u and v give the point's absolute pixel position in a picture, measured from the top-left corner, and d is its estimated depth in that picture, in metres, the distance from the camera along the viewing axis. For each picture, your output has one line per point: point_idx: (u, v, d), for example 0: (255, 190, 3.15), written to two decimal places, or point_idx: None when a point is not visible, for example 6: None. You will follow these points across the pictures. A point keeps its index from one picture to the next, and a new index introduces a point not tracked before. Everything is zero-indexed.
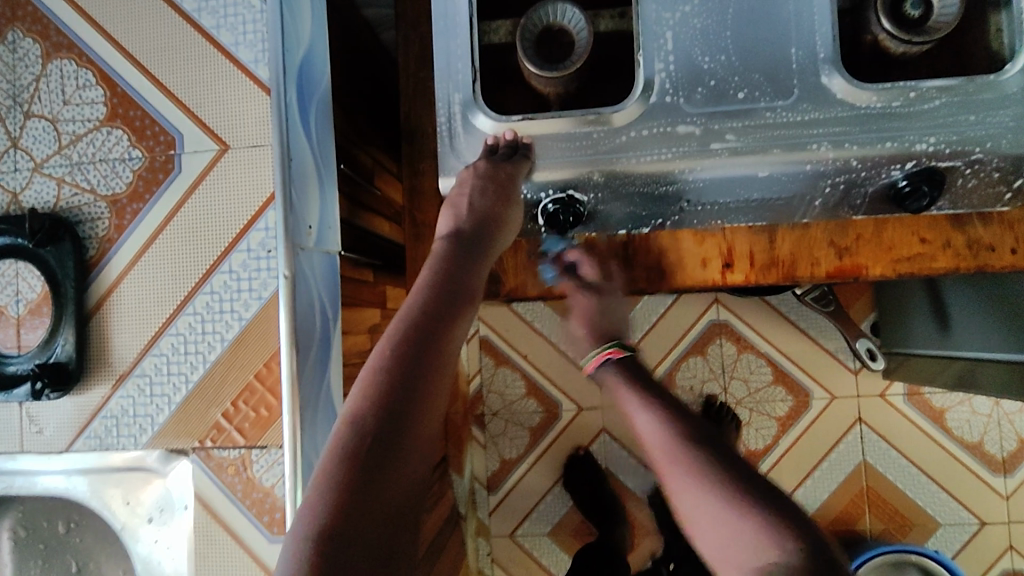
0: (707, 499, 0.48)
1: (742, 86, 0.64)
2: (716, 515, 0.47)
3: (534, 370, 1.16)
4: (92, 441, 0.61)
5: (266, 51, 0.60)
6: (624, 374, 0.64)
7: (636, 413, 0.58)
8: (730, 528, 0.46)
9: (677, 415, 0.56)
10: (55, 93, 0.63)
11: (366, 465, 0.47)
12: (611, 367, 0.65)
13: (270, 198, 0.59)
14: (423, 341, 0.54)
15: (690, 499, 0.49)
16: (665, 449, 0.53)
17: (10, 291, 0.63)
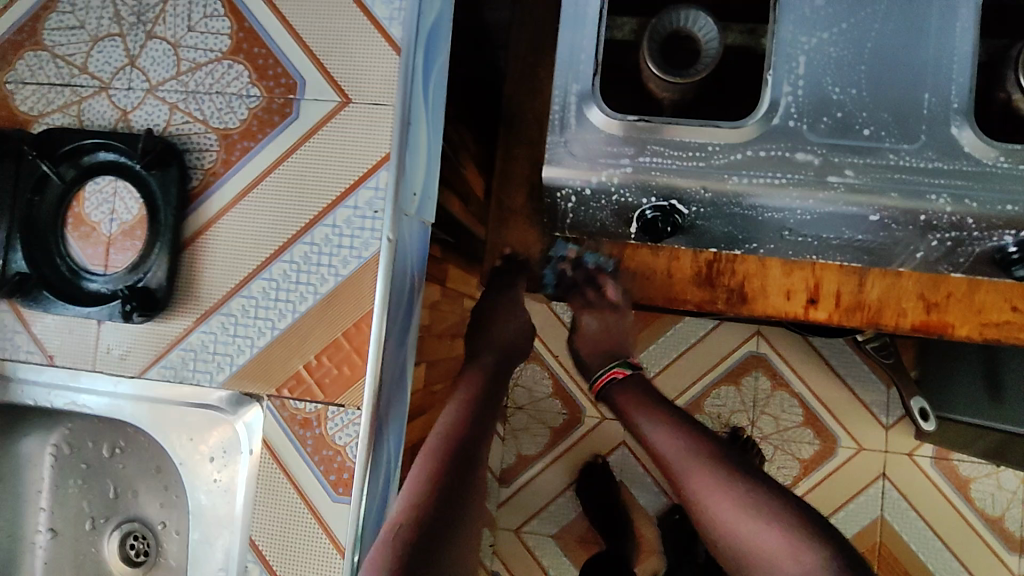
0: (746, 511, 0.63)
1: (869, 123, 0.62)
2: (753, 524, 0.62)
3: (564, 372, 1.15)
4: (167, 370, 0.61)
5: (402, 9, 0.59)
6: (655, 403, 0.74)
7: (678, 451, 0.69)
8: (766, 537, 0.61)
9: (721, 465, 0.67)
10: (180, 18, 0.62)
11: (415, 560, 0.55)
12: (629, 392, 0.76)
13: (385, 158, 0.58)
14: (487, 394, 0.75)
15: (720, 503, 0.64)
16: (715, 489, 0.65)
17: (106, 210, 0.63)
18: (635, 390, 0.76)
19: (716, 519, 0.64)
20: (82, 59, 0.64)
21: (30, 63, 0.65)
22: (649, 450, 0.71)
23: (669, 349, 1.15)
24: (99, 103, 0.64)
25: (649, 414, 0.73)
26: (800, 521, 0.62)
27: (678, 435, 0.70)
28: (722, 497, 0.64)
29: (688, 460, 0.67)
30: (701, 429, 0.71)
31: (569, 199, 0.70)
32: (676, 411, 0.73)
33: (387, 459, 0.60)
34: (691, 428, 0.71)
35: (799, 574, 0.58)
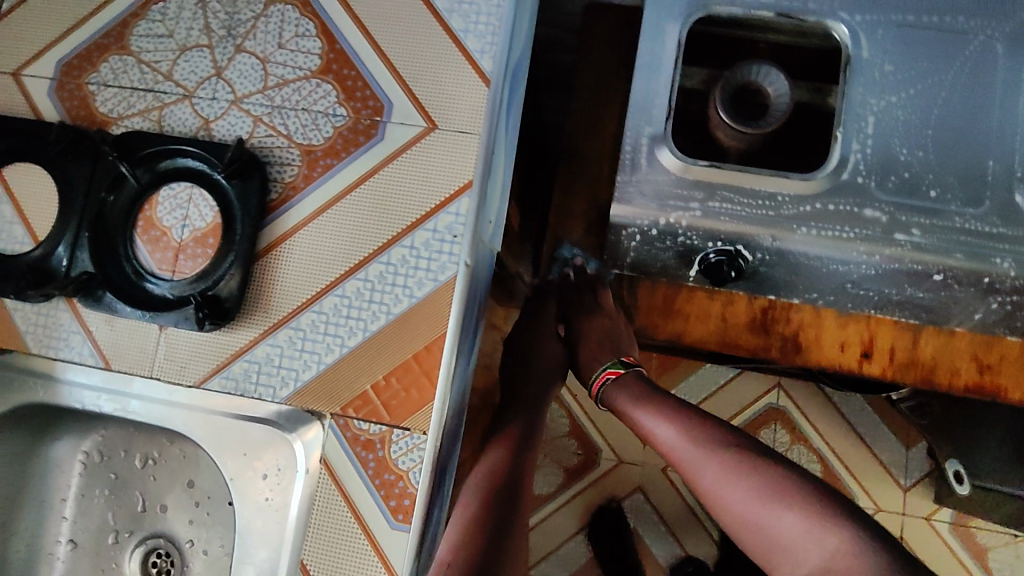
0: (744, 490, 0.58)
1: (935, 185, 0.64)
2: (749, 502, 0.58)
3: (583, 412, 1.14)
4: (228, 382, 0.60)
5: (495, 44, 0.61)
6: (650, 392, 0.70)
7: (663, 435, 0.65)
8: (774, 519, 0.56)
9: (717, 430, 0.63)
10: (271, 34, 0.64)
11: None
12: (623, 390, 0.72)
13: (467, 185, 0.59)
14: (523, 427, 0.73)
15: (725, 484, 0.59)
16: (715, 475, 0.60)
17: (179, 215, 0.62)
18: (630, 383, 0.73)
19: (725, 504, 0.59)
20: (167, 66, 0.65)
21: (113, 66, 0.66)
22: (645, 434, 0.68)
23: (692, 394, 1.14)
24: (181, 111, 0.64)
25: (643, 405, 0.68)
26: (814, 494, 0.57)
27: (671, 424, 0.65)
28: (721, 479, 0.59)
29: (680, 448, 0.63)
30: (695, 410, 0.66)
31: (632, 237, 0.71)
32: (672, 396, 0.69)
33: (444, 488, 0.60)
34: (686, 413, 0.66)
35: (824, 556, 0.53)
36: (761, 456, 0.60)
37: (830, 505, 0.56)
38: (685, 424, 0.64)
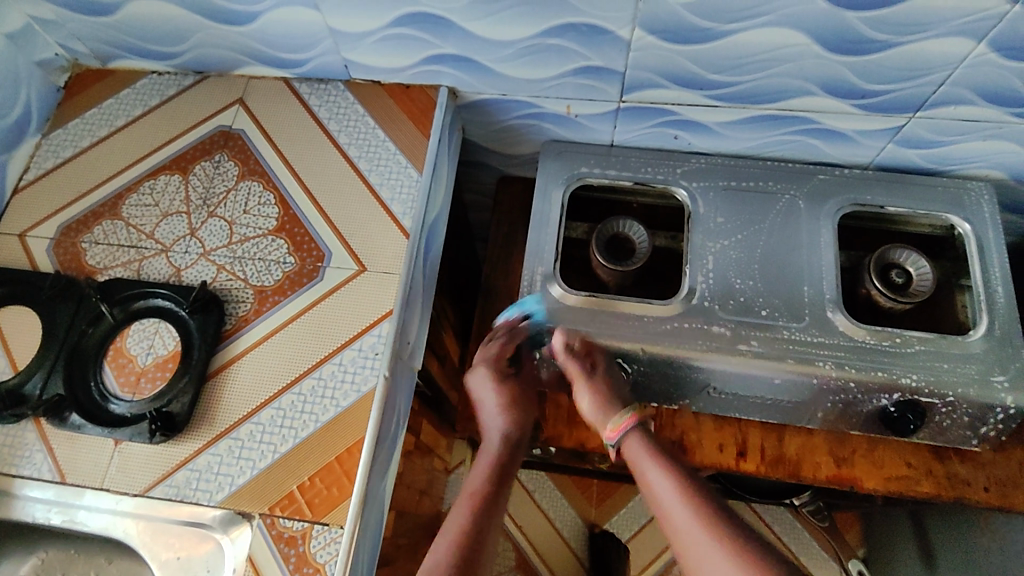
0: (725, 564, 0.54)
1: (765, 306, 0.80)
2: None
3: (528, 545, 1.35)
4: (171, 489, 0.68)
5: (413, 207, 0.79)
6: (666, 456, 0.66)
7: (652, 476, 0.64)
8: None
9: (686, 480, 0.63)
10: (239, 204, 0.81)
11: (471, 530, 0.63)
12: (636, 450, 0.68)
13: (388, 313, 0.73)
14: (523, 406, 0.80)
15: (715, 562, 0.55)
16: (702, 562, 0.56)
17: (145, 344, 0.74)
18: (643, 444, 0.69)
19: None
20: (150, 227, 0.81)
21: (105, 228, 0.81)
22: (651, 498, 0.63)
23: (628, 524, 1.38)
24: (157, 262, 0.78)
25: (654, 459, 0.66)
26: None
27: (689, 528, 0.58)
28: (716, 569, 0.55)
29: (705, 557, 0.56)
30: (709, 495, 0.61)
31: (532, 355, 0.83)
32: (692, 474, 0.64)
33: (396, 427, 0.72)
34: (695, 481, 0.63)
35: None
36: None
37: None
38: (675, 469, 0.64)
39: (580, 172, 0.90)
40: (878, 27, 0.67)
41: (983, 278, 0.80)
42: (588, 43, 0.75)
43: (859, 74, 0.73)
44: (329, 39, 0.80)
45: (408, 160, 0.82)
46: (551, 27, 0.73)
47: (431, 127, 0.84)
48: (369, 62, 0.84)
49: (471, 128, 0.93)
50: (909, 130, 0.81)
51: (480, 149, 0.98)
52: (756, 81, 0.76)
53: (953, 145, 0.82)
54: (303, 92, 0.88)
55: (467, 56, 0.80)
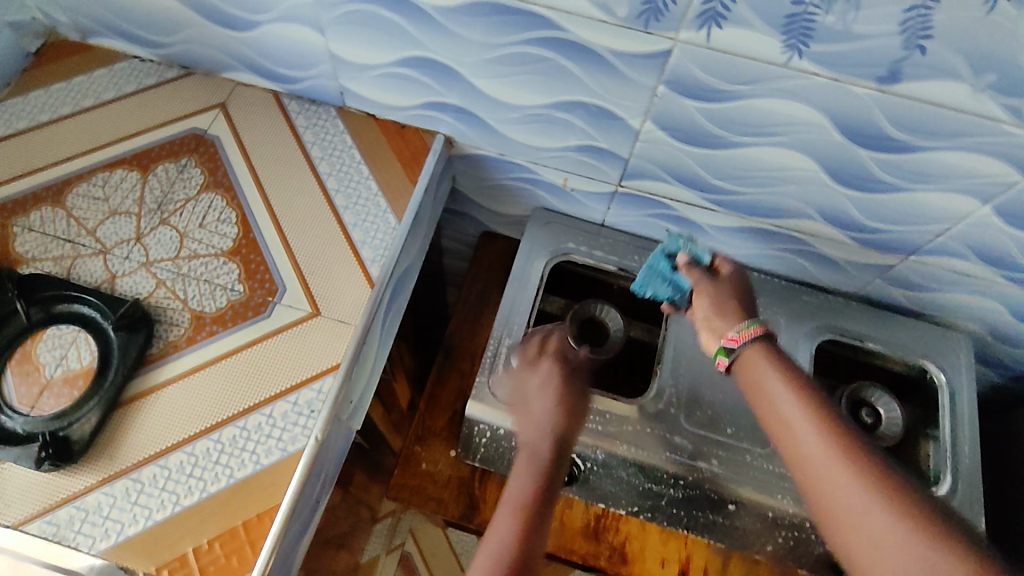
0: (870, 497, 0.46)
1: (732, 424, 0.76)
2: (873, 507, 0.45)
3: None
4: (48, 527, 0.59)
5: (384, 255, 0.73)
6: (796, 377, 0.55)
7: (779, 397, 0.54)
8: (889, 521, 0.44)
9: (823, 408, 0.53)
10: (196, 216, 0.75)
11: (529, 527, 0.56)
12: (755, 365, 0.57)
13: (334, 366, 0.67)
14: (576, 409, 0.69)
15: (843, 481, 0.48)
16: (834, 483, 0.48)
17: (57, 354, 0.66)
18: (767, 360, 0.57)
19: (852, 525, 0.46)
20: (93, 224, 0.74)
21: (43, 215, 0.74)
22: (777, 416, 0.54)
23: None
24: (92, 263, 0.71)
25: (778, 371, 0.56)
26: (937, 516, 0.44)
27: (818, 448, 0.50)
28: (846, 487, 0.47)
29: (852, 491, 0.47)
30: (852, 430, 0.51)
31: (482, 433, 0.78)
32: (830, 400, 0.53)
33: (324, 483, 0.66)
34: (836, 413, 0.52)
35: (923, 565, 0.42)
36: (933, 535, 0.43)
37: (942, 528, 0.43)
38: (807, 394, 0.54)
39: (565, 247, 0.87)
40: (889, 171, 0.65)
41: (953, 436, 0.78)
42: (595, 124, 0.71)
43: (861, 209, 0.71)
44: (328, 64, 0.76)
45: (389, 204, 0.77)
46: (560, 100, 0.70)
47: (419, 174, 0.79)
48: (367, 94, 0.79)
49: (462, 178, 0.89)
50: (900, 270, 0.80)
51: (467, 201, 0.94)
52: (758, 194, 0.74)
53: (939, 293, 0.81)
54: (292, 110, 0.83)
55: (468, 110, 0.76)
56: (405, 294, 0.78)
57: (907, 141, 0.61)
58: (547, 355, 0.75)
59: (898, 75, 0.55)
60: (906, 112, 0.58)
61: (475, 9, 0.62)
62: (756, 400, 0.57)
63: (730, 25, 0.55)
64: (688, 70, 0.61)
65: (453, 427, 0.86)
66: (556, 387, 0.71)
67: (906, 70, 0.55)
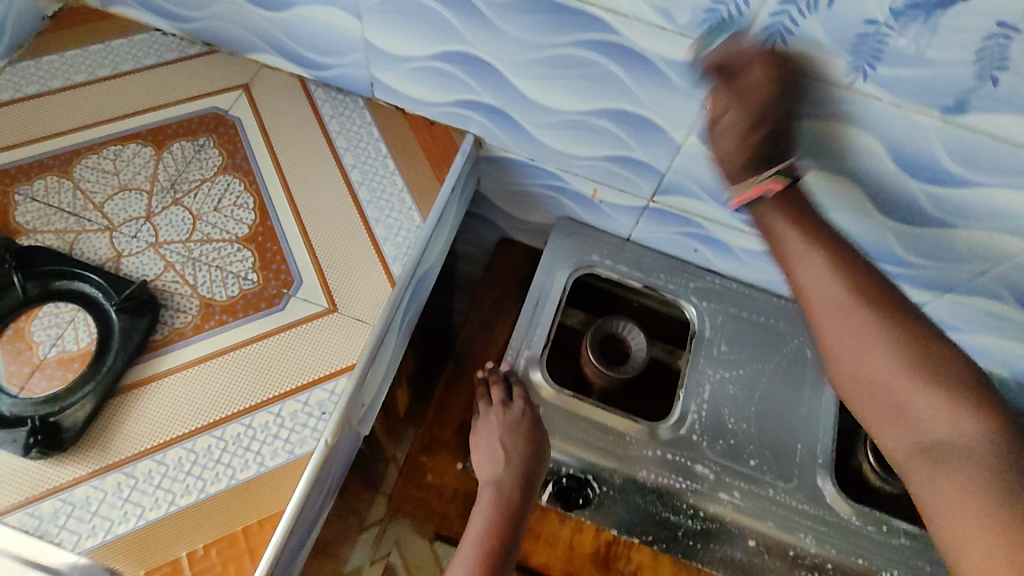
0: (878, 347, 0.54)
1: (755, 455, 0.74)
2: (885, 363, 0.54)
3: None
4: (31, 520, 0.55)
5: (407, 254, 0.70)
6: (808, 224, 0.60)
7: (795, 247, 0.60)
8: (894, 373, 0.53)
9: (831, 250, 0.59)
10: (211, 198, 0.71)
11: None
12: (779, 213, 0.61)
13: (349, 367, 0.63)
14: (535, 455, 0.69)
15: (857, 341, 0.56)
16: (874, 367, 0.55)
17: (53, 333, 0.62)
18: (782, 210, 0.61)
19: (865, 370, 0.55)
20: (101, 198, 0.70)
21: (48, 185, 0.70)
22: (815, 313, 0.59)
23: None
24: (97, 240, 0.67)
25: (807, 255, 0.60)
26: (965, 384, 0.51)
27: (855, 328, 0.56)
28: (880, 360, 0.54)
29: (860, 344, 0.56)
30: (862, 263, 0.59)
31: None
32: (828, 229, 0.60)
33: (328, 489, 0.62)
34: (841, 247, 0.59)
35: (949, 433, 0.50)
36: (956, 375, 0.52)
37: (937, 347, 0.53)
38: (812, 236, 0.60)
39: (589, 260, 0.84)
40: (938, 205, 0.63)
41: None
42: (637, 135, 0.69)
43: (902, 243, 0.70)
44: (361, 52, 0.73)
45: (414, 202, 0.73)
46: (604, 108, 0.67)
47: (447, 172, 0.76)
48: (399, 87, 0.76)
49: (487, 181, 0.86)
50: (931, 308, 0.78)
51: (489, 206, 0.91)
52: None
53: (968, 334, 0.79)
54: (318, 97, 0.79)
55: (504, 112, 0.73)
56: (423, 295, 0.75)
57: (962, 176, 0.59)
58: (499, 401, 0.72)
59: (965, 106, 0.53)
60: (966, 147, 0.57)
61: (526, 6, 0.59)
62: (799, 263, 0.61)
63: (797, 41, 0.53)
64: None
65: (461, 438, 0.82)
66: (511, 432, 0.70)
67: (974, 102, 0.53)
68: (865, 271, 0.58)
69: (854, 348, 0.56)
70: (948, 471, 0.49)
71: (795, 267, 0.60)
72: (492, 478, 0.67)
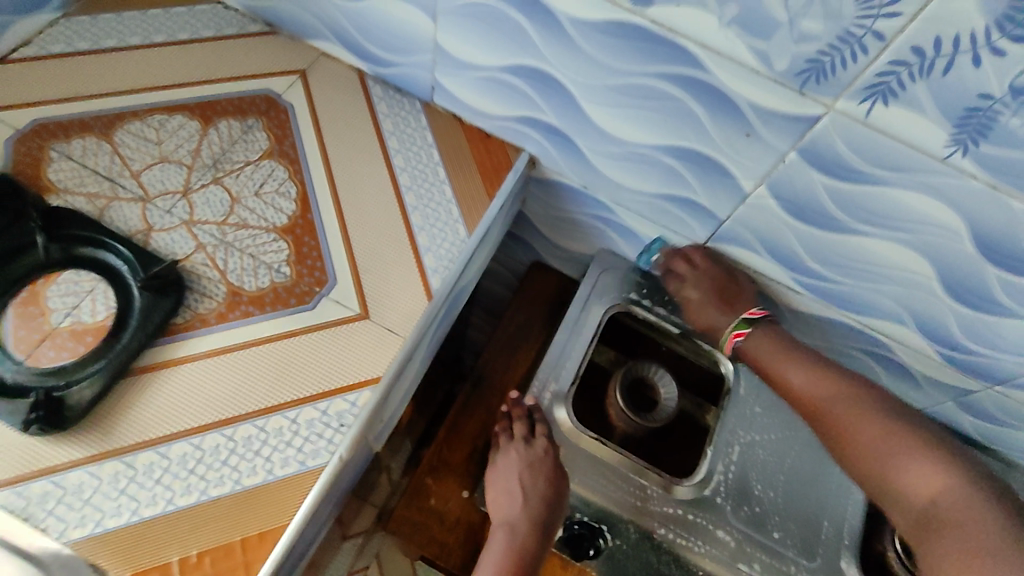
0: (884, 449, 0.63)
1: (779, 527, 0.70)
2: (894, 466, 0.62)
3: None
4: (16, 501, 0.51)
5: (447, 268, 0.67)
6: (788, 347, 0.71)
7: (782, 367, 0.70)
8: (907, 473, 0.61)
9: (815, 367, 0.69)
10: (253, 183, 0.68)
11: None
12: (764, 340, 0.71)
13: (374, 380, 0.59)
14: (552, 496, 0.67)
15: (870, 442, 0.63)
16: (879, 446, 0.63)
17: (69, 301, 0.59)
18: (767, 338, 0.72)
19: (876, 463, 0.63)
20: (139, 167, 0.67)
21: (85, 146, 0.67)
22: (813, 407, 0.68)
23: None
24: (129, 210, 0.64)
25: (795, 362, 0.70)
26: (956, 465, 0.60)
27: (861, 417, 0.65)
28: (881, 441, 0.63)
29: (877, 452, 0.63)
30: (843, 374, 0.69)
31: None
32: (807, 350, 0.71)
33: (331, 505, 0.58)
34: (824, 363, 0.70)
35: (941, 498, 0.58)
36: (947, 457, 0.61)
37: (937, 447, 0.62)
38: (796, 357, 0.70)
39: (628, 298, 0.82)
40: (1012, 295, 0.60)
41: None
42: (703, 177, 0.66)
43: (964, 328, 0.66)
44: (429, 54, 0.70)
45: (461, 214, 0.70)
46: (674, 145, 0.64)
47: (498, 189, 0.73)
48: (461, 95, 0.74)
49: (532, 203, 0.83)
50: (977, 397, 0.75)
51: (529, 227, 0.88)
52: (855, 287, 0.69)
53: (1012, 429, 0.76)
54: (374, 93, 0.77)
55: (565, 133, 0.70)
56: (456, 313, 0.72)
57: None
58: (521, 437, 0.70)
59: None
60: None
61: (614, 30, 0.57)
62: (773, 381, 0.72)
63: (899, 105, 0.50)
64: (830, 142, 0.56)
65: (470, 465, 0.78)
66: (532, 470, 0.68)
67: None
68: (845, 376, 0.68)
69: (874, 450, 0.63)
70: (947, 536, 0.55)
71: (782, 380, 0.70)
72: (505, 516, 0.66)
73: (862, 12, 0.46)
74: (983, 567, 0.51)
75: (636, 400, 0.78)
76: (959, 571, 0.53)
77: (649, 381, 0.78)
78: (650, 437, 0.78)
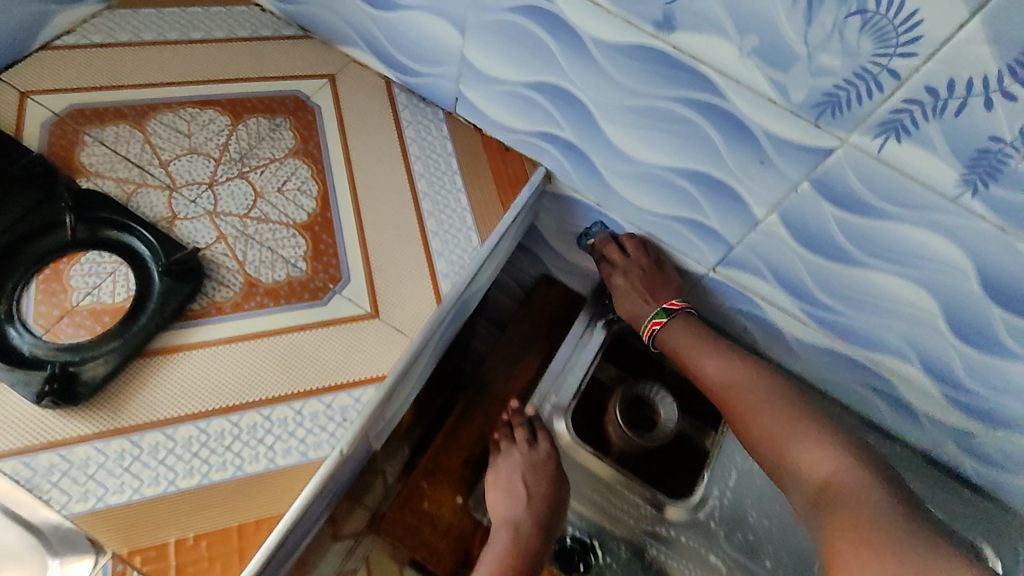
0: (769, 427, 0.70)
1: (772, 556, 0.70)
2: (786, 448, 0.68)
3: None
4: (24, 471, 0.52)
5: (458, 273, 0.68)
6: (705, 336, 0.76)
7: (699, 358, 0.75)
8: (794, 454, 0.68)
9: (726, 355, 0.74)
10: (276, 179, 0.70)
11: None
12: (682, 331, 0.76)
13: (379, 378, 0.60)
14: (553, 498, 0.68)
15: (767, 425, 0.70)
16: (781, 432, 0.69)
17: (91, 281, 0.60)
18: (686, 326, 0.77)
19: (767, 439, 0.70)
20: (168, 156, 0.69)
21: (118, 133, 0.69)
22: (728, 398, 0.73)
23: None
24: (155, 197, 0.66)
25: (712, 355, 0.75)
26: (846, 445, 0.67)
27: (758, 406, 0.71)
28: (779, 426, 0.69)
29: (766, 433, 0.70)
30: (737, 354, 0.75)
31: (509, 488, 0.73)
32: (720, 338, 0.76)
33: (327, 499, 0.59)
34: (729, 349, 0.75)
35: (834, 475, 0.64)
36: (834, 438, 0.68)
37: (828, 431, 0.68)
38: (712, 345, 0.75)
39: (633, 317, 0.83)
40: (1017, 338, 0.60)
41: None
42: (714, 202, 0.67)
43: (968, 368, 0.67)
44: (455, 66, 0.72)
45: (475, 223, 0.72)
46: (688, 168, 0.66)
47: (513, 200, 0.75)
48: (484, 108, 0.75)
49: (545, 217, 0.85)
50: (979, 440, 0.75)
51: (540, 241, 0.89)
52: (860, 320, 0.69)
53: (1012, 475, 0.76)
54: (399, 101, 0.79)
55: (582, 149, 0.72)
56: (463, 319, 0.73)
57: None
58: (523, 440, 0.71)
59: None
60: None
61: (637, 53, 0.58)
62: (689, 368, 0.77)
63: (911, 142, 0.52)
64: (842, 174, 0.57)
65: (466, 472, 0.79)
66: (534, 471, 0.69)
67: None
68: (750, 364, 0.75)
69: (775, 435, 0.69)
70: (835, 513, 0.61)
71: (699, 369, 0.75)
72: (508, 515, 0.67)
73: (879, 49, 0.48)
74: (871, 539, 0.56)
75: (636, 418, 0.78)
76: (847, 540, 0.58)
77: (650, 401, 0.78)
78: (647, 456, 0.79)
